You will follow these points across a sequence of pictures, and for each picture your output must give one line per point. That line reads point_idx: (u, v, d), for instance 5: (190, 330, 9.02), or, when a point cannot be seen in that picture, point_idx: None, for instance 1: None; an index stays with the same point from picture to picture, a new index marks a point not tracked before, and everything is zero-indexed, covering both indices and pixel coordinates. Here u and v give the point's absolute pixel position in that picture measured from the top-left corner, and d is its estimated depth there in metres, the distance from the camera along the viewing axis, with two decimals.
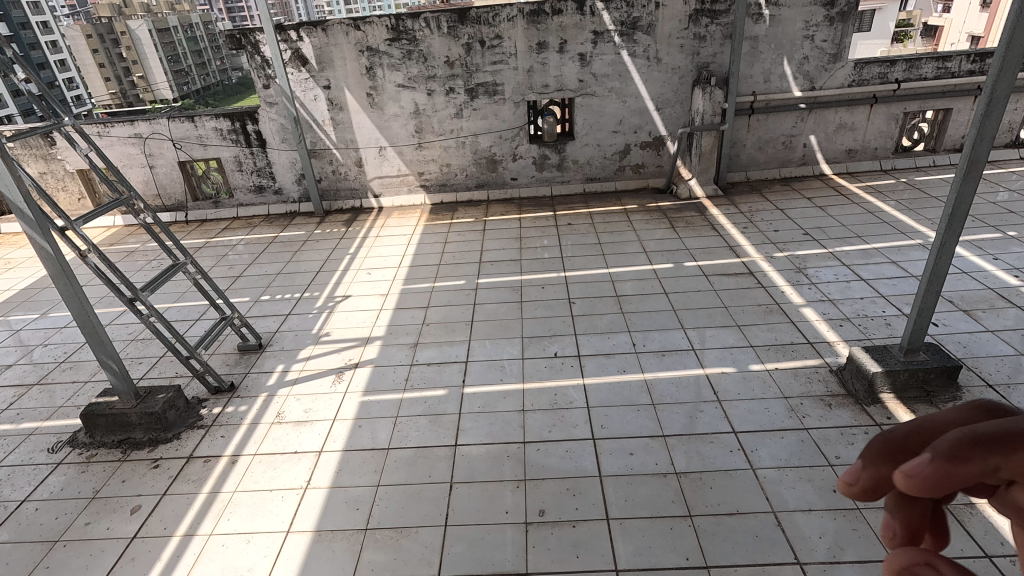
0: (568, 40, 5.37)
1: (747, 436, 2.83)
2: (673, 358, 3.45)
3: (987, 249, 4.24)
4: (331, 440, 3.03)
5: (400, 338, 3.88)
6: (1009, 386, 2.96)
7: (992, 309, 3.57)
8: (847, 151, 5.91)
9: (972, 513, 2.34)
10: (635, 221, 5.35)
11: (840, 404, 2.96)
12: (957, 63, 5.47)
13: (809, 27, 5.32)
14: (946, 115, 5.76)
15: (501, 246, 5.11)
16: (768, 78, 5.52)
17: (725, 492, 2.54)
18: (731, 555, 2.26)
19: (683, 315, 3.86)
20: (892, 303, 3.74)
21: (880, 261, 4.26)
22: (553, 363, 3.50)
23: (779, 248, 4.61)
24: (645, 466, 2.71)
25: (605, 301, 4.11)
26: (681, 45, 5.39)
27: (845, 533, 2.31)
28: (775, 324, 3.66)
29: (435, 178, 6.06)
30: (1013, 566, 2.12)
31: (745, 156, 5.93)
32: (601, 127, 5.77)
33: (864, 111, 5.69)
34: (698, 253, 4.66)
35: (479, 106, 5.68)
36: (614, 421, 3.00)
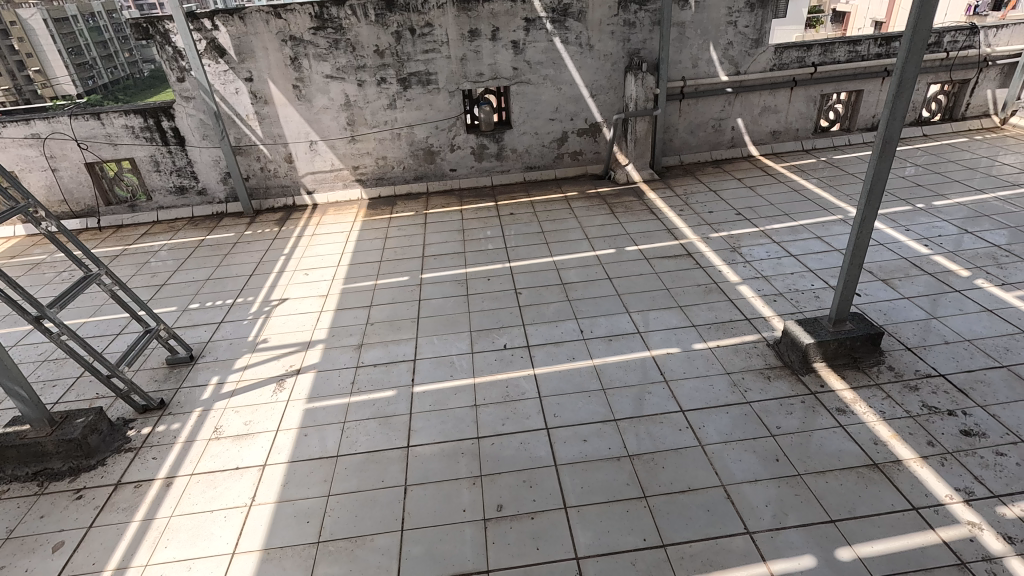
0: (500, 27, 5.30)
1: (694, 414, 2.91)
2: (620, 342, 3.50)
3: (900, 221, 4.55)
4: (275, 452, 2.89)
5: (344, 340, 3.74)
6: (924, 348, 3.19)
7: (907, 276, 3.84)
8: (772, 133, 6.18)
9: (899, 469, 2.51)
10: (577, 209, 5.39)
11: (778, 375, 3.11)
12: (866, 47, 5.79)
13: (732, 13, 5.49)
14: (858, 96, 6.11)
15: (444, 239, 5.03)
16: (696, 63, 5.67)
17: (677, 470, 2.61)
18: (685, 531, 2.33)
19: (627, 299, 3.92)
20: (819, 277, 3.95)
21: (807, 237, 4.49)
22: (503, 354, 3.49)
23: (714, 229, 4.76)
24: (599, 451, 2.74)
25: (551, 290, 4.13)
26: (612, 32, 5.43)
27: (789, 499, 2.42)
28: (715, 303, 3.78)
29: (372, 171, 5.88)
30: (937, 516, 2.29)
31: (678, 140, 6.08)
32: (538, 115, 5.76)
33: (785, 94, 5.95)
34: (638, 237, 4.76)
35: (413, 96, 5.53)
36: (566, 409, 3.02)
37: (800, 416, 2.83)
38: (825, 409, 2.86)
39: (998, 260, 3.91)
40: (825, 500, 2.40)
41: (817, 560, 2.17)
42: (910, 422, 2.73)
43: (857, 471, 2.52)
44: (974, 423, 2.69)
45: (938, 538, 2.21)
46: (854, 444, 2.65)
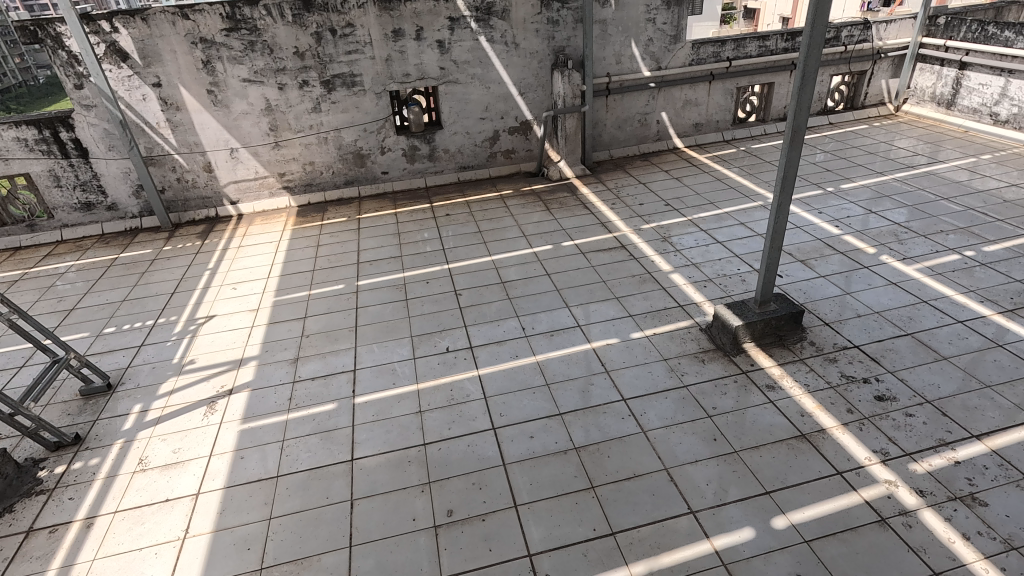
0: (424, 27, 5.24)
1: (636, 401, 2.99)
2: (561, 337, 3.54)
3: (813, 204, 4.86)
4: (209, 478, 2.74)
5: (278, 355, 3.59)
6: (841, 322, 3.42)
7: (822, 256, 4.10)
8: (694, 125, 6.44)
9: (824, 437, 2.68)
10: (512, 207, 5.42)
11: (711, 358, 3.25)
12: (774, 41, 6.13)
13: (650, 11, 5.67)
14: (770, 89, 6.46)
15: (379, 244, 4.92)
16: (619, 59, 5.82)
17: (622, 458, 2.67)
18: (633, 517, 2.39)
19: (566, 294, 3.98)
20: (744, 261, 4.15)
21: (731, 223, 4.71)
22: (446, 358, 3.45)
23: (645, 221, 4.91)
24: (546, 447, 2.77)
25: (491, 289, 4.12)
26: (536, 30, 5.48)
27: (728, 475, 2.53)
28: (649, 293, 3.90)
29: (299, 177, 5.67)
30: (859, 478, 2.47)
31: (607, 135, 6.22)
32: (468, 115, 5.73)
33: (704, 88, 6.21)
34: (573, 232, 4.84)
35: (338, 98, 5.37)
36: (512, 407, 3.03)
37: (734, 396, 2.97)
38: (756, 387, 3.01)
39: (900, 236, 4.25)
40: (760, 473, 2.53)
41: (756, 531, 2.29)
42: (832, 393, 2.92)
43: (787, 443, 2.67)
44: (887, 388, 2.91)
45: (861, 499, 2.38)
46: (783, 418, 2.80)
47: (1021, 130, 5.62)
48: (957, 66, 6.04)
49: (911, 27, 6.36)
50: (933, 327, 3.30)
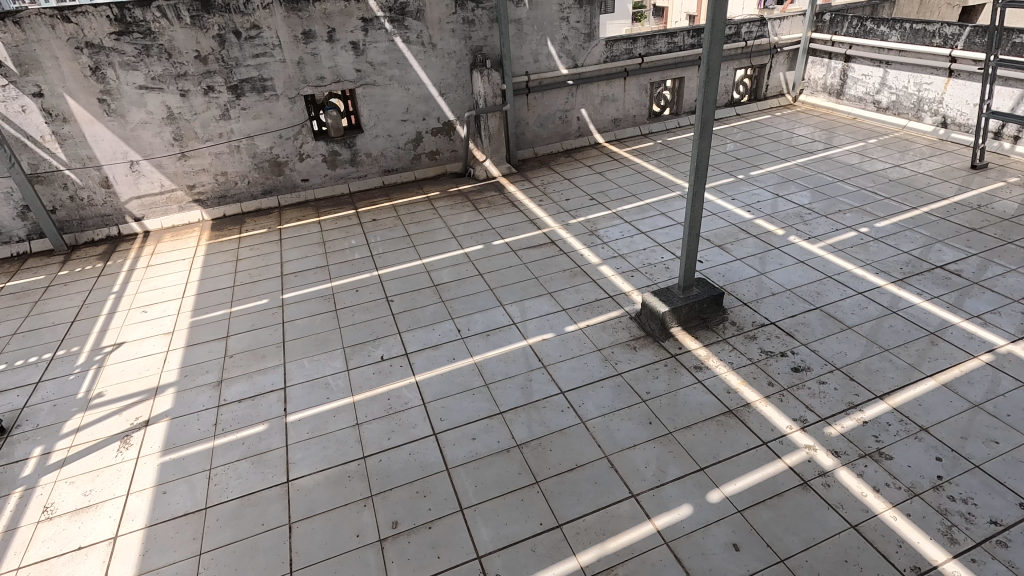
0: (335, 28, 5.07)
1: (574, 393, 3.04)
2: (497, 336, 3.55)
3: (727, 191, 5.14)
4: (127, 519, 2.53)
5: (199, 379, 3.37)
6: (758, 301, 3.64)
7: (737, 240, 4.34)
8: (613, 120, 6.63)
9: (749, 411, 2.84)
10: (441, 208, 5.37)
11: (643, 345, 3.36)
12: (682, 38, 6.40)
13: (563, 10, 5.78)
14: (681, 83, 6.76)
15: (303, 254, 4.72)
16: (537, 58, 5.90)
17: (564, 450, 2.71)
18: (578, 508, 2.43)
19: (500, 292, 3.99)
20: (667, 250, 4.32)
21: (653, 214, 4.89)
22: (381, 367, 3.37)
23: (572, 215, 5.01)
24: (489, 447, 2.76)
25: (423, 293, 4.06)
26: (452, 30, 5.45)
27: (665, 456, 2.63)
28: (581, 286, 3.98)
29: (211, 189, 5.34)
30: (783, 446, 2.63)
31: (530, 133, 6.29)
32: (388, 117, 5.61)
33: (619, 84, 6.41)
34: (503, 230, 4.86)
35: (248, 104, 5.10)
36: (452, 411, 3.00)
37: (665, 379, 3.08)
38: (685, 369, 3.15)
39: (804, 217, 4.56)
40: (694, 451, 2.64)
41: (693, 507, 2.39)
42: (753, 368, 3.10)
43: (717, 419, 2.80)
44: (801, 359, 3.13)
45: (785, 465, 2.53)
46: (711, 396, 2.94)
47: (900, 115, 6.18)
48: (843, 59, 6.58)
49: (802, 24, 6.86)
50: (838, 299, 3.57)
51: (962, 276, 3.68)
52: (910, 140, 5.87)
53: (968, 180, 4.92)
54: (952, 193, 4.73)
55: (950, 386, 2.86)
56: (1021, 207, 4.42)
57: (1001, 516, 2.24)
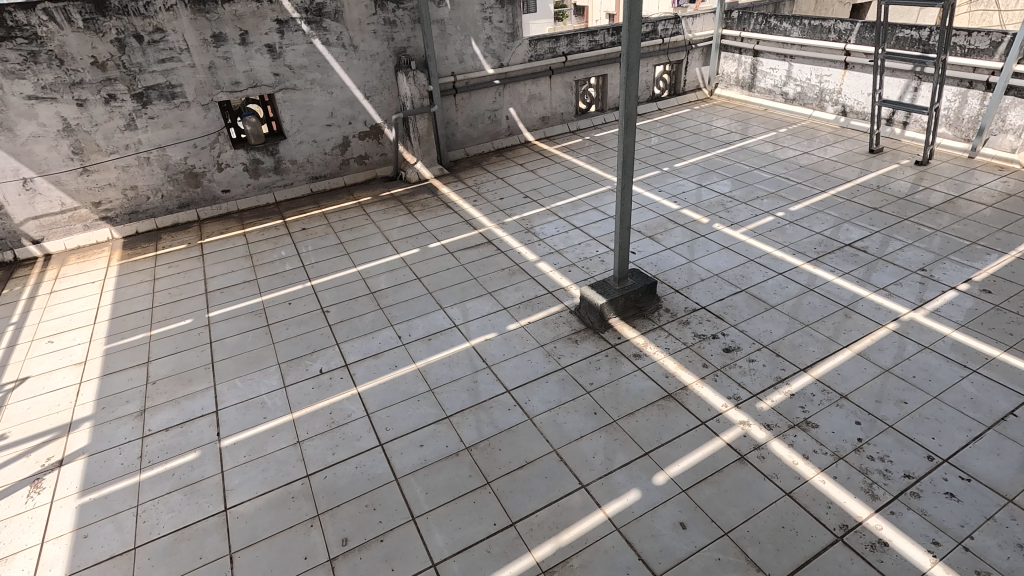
0: (248, 30, 4.84)
1: (519, 391, 3.06)
2: (440, 339, 3.51)
3: (654, 183, 5.32)
4: (44, 570, 2.31)
5: (119, 410, 3.13)
6: (689, 288, 3.79)
7: (667, 230, 4.51)
8: (541, 118, 6.71)
9: (688, 393, 2.95)
10: (373, 214, 5.25)
11: (584, 337, 3.42)
12: (602, 36, 6.56)
13: (485, 10, 5.78)
14: (604, 80, 6.93)
15: (229, 268, 4.49)
16: (462, 58, 5.87)
17: (513, 448, 2.72)
18: (530, 504, 2.44)
19: (439, 295, 3.95)
20: (601, 243, 4.42)
21: (586, 209, 4.99)
22: (320, 381, 3.25)
23: (508, 214, 5.03)
24: (437, 452, 2.73)
25: (360, 301, 3.96)
26: (374, 31, 5.33)
27: (611, 445, 2.69)
28: (520, 283, 4.01)
29: (121, 205, 4.97)
30: (720, 424, 2.75)
31: (460, 133, 6.26)
32: (312, 122, 5.42)
33: (545, 82, 6.50)
34: (439, 232, 4.81)
35: (157, 113, 4.78)
36: (398, 419, 2.94)
37: (607, 369, 3.16)
38: (625, 358, 3.23)
39: (726, 205, 4.80)
40: (638, 436, 2.72)
41: (641, 491, 2.46)
42: (689, 352, 3.23)
43: (657, 404, 2.90)
44: (731, 340, 3.29)
45: (723, 442, 2.66)
46: (652, 382, 3.04)
47: (805, 106, 6.62)
48: (751, 54, 6.97)
49: (713, 21, 7.20)
50: (761, 281, 3.78)
51: (867, 252, 3.99)
52: (816, 128, 6.29)
53: (868, 164, 5.33)
54: (854, 176, 5.11)
55: (864, 354, 3.09)
56: (913, 186, 4.85)
57: (913, 469, 2.45)
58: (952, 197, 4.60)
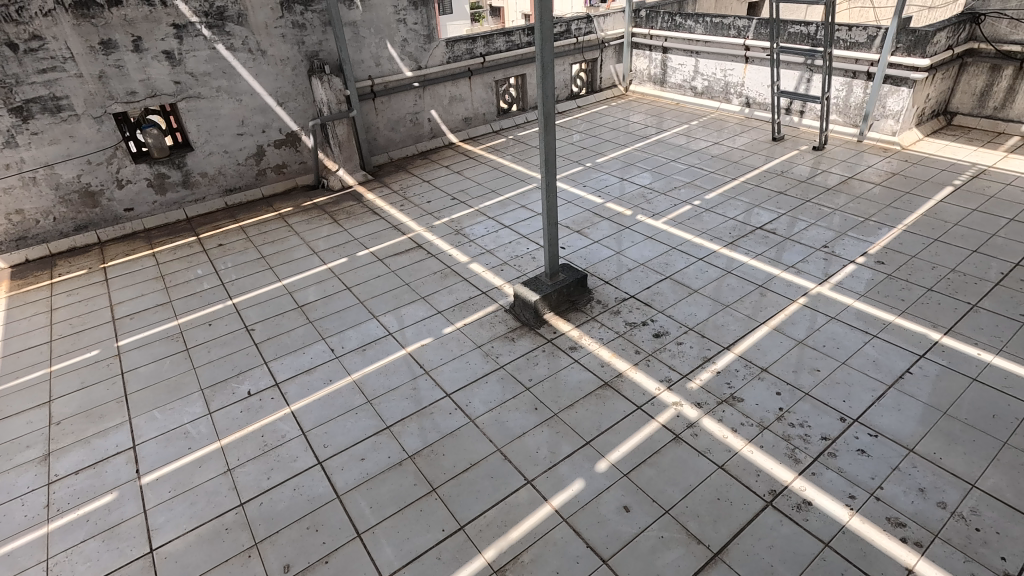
0: (142, 36, 4.52)
1: (459, 394, 3.04)
2: (374, 349, 3.43)
3: (578, 179, 5.45)
4: None
5: (18, 457, 2.83)
6: (617, 278, 3.91)
7: (593, 224, 4.63)
8: (464, 120, 6.70)
9: (623, 380, 3.04)
10: (296, 224, 5.04)
11: (520, 335, 3.45)
12: (518, 36, 6.63)
13: (399, 12, 5.69)
14: (523, 80, 7.01)
15: (139, 292, 4.17)
16: (378, 61, 5.76)
17: (457, 452, 2.70)
18: (477, 506, 2.44)
19: (371, 304, 3.85)
20: (531, 241, 4.48)
21: (514, 207, 5.04)
22: (249, 403, 3.09)
23: (436, 217, 4.98)
24: (379, 465, 2.66)
25: (287, 316, 3.79)
26: (282, 35, 5.12)
27: (554, 438, 2.73)
28: (453, 286, 3.98)
29: (6, 231, 4.51)
30: (655, 407, 2.86)
31: (382, 138, 6.14)
32: (221, 132, 5.13)
33: (465, 83, 6.49)
34: (367, 239, 4.70)
35: (41, 128, 4.37)
36: (336, 435, 2.84)
37: (545, 364, 3.20)
38: (562, 351, 3.29)
39: (647, 197, 4.99)
40: (579, 427, 2.78)
41: (585, 480, 2.51)
42: (622, 341, 3.33)
43: (595, 394, 2.97)
44: (660, 326, 3.42)
45: (659, 424, 2.76)
46: (588, 373, 3.11)
47: (713, 99, 6.99)
48: (661, 51, 7.29)
49: (623, 20, 7.45)
50: (683, 267, 3.96)
51: (776, 233, 4.28)
52: (724, 120, 6.67)
53: (772, 151, 5.71)
54: (761, 163, 5.46)
55: (780, 329, 3.31)
56: (812, 170, 5.24)
57: (829, 431, 2.64)
58: (846, 179, 5.01)
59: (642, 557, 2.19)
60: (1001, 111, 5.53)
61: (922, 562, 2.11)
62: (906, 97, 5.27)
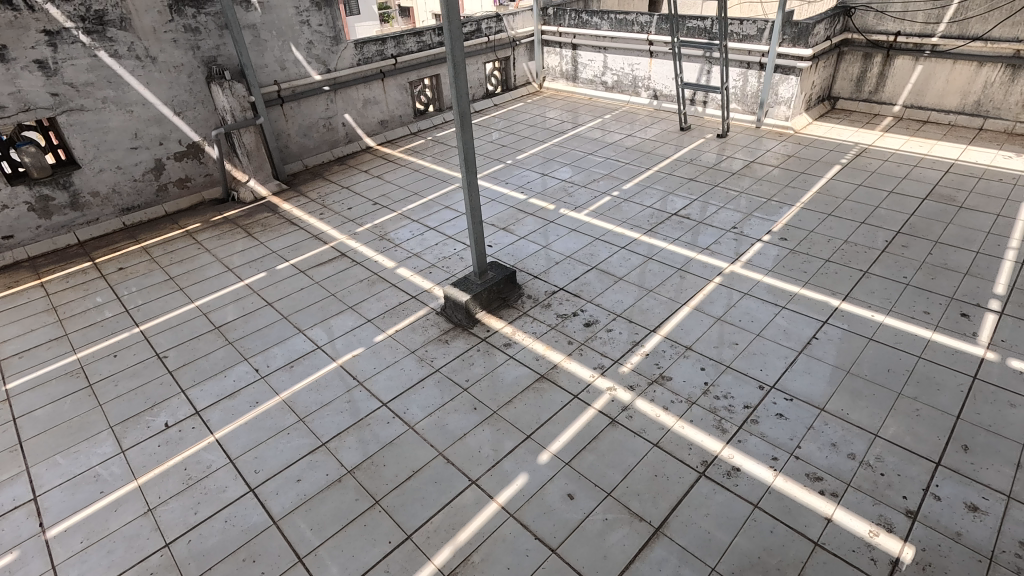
0: (7, 44, 4.07)
1: (396, 402, 2.97)
2: (303, 364, 3.29)
3: (500, 177, 5.48)
4: None
5: None
6: (546, 272, 3.97)
7: (518, 220, 4.67)
8: (380, 122, 6.56)
9: (558, 371, 3.10)
10: (206, 241, 4.74)
11: (453, 336, 3.43)
12: (429, 36, 6.56)
13: (301, 13, 5.47)
14: (438, 80, 6.95)
15: (28, 328, 3.77)
16: (283, 65, 5.51)
17: (398, 460, 2.64)
18: (423, 513, 2.40)
19: (296, 318, 3.69)
20: (458, 241, 4.46)
21: (438, 209, 4.99)
22: (168, 436, 2.87)
23: (358, 223, 4.85)
24: (317, 484, 2.56)
25: (204, 339, 3.56)
26: (174, 40, 4.78)
27: (495, 435, 2.74)
28: (381, 293, 3.89)
29: None
30: (591, 394, 2.93)
31: (294, 145, 5.90)
32: (111, 146, 4.72)
33: (378, 86, 6.34)
34: (286, 251, 4.50)
35: None
36: (268, 458, 2.71)
37: (480, 363, 3.20)
38: (496, 349, 3.30)
39: (569, 190, 5.10)
40: (519, 422, 2.80)
41: (529, 473, 2.54)
42: (554, 333, 3.39)
43: (532, 387, 3.00)
44: (590, 315, 3.51)
45: (595, 411, 2.83)
46: (524, 367, 3.14)
47: (623, 93, 7.24)
48: (570, 48, 7.47)
49: (531, 18, 7.56)
50: (608, 257, 4.08)
51: (691, 218, 4.50)
52: (635, 112, 6.93)
53: (681, 140, 6.00)
54: (672, 152, 5.72)
55: (700, 308, 3.49)
56: (718, 156, 5.55)
57: (750, 400, 2.82)
58: (748, 163, 5.35)
59: (589, 542, 2.24)
60: (875, 95, 6.12)
61: (839, 510, 2.29)
62: (795, 85, 5.70)
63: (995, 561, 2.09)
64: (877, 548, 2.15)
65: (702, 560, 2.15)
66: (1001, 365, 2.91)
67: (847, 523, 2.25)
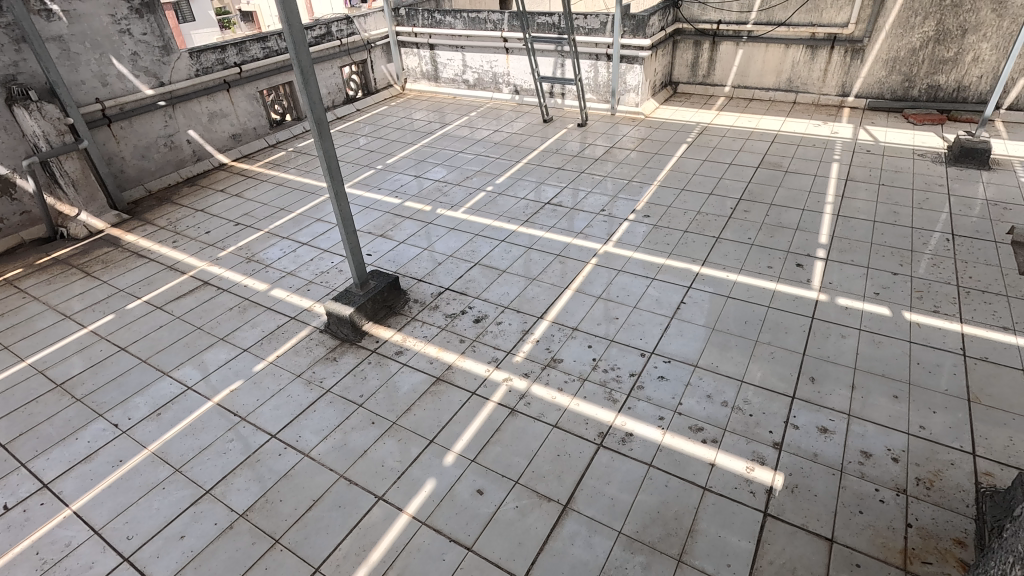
0: None
1: (286, 432, 2.79)
2: (172, 410, 2.96)
3: (372, 183, 5.33)
4: None
5: None
6: (430, 274, 3.93)
7: (396, 225, 4.57)
8: (231, 136, 6.09)
9: (454, 371, 3.09)
10: (33, 288, 4.10)
11: (341, 353, 3.28)
12: (275, 42, 6.18)
13: (119, 21, 4.87)
14: (292, 88, 6.58)
15: None
16: (105, 81, 4.90)
17: (295, 492, 2.48)
18: (329, 541, 2.28)
19: (157, 360, 3.32)
20: (334, 253, 4.27)
21: (308, 222, 4.74)
22: (10, 520, 2.46)
23: (220, 247, 4.46)
24: (205, 536, 2.33)
25: (43, 401, 3.08)
26: None
27: (397, 446, 2.66)
28: (256, 318, 3.62)
29: None
30: (489, 388, 2.96)
31: (132, 168, 5.28)
32: None
33: (224, 97, 5.86)
34: (136, 288, 4.02)
35: None
36: (142, 519, 2.41)
37: (374, 376, 3.09)
38: (388, 358, 3.22)
39: (443, 190, 5.09)
40: (420, 428, 2.75)
41: (436, 477, 2.51)
42: (445, 333, 3.37)
43: (429, 391, 2.96)
44: (479, 311, 3.54)
45: (495, 403, 2.86)
46: (419, 373, 3.09)
47: (485, 89, 7.34)
48: (428, 48, 7.43)
49: (384, 19, 7.39)
50: (489, 251, 4.13)
51: (563, 205, 4.69)
52: (500, 108, 7.07)
53: (545, 132, 6.21)
54: (539, 144, 5.91)
55: (581, 290, 3.65)
56: (581, 145, 5.83)
57: (635, 368, 3.02)
58: (609, 148, 5.68)
59: (504, 532, 2.27)
60: (708, 78, 6.78)
61: (720, 455, 2.53)
62: (640, 73, 6.14)
63: (845, 471, 2.42)
64: (754, 482, 2.40)
65: (609, 526, 2.27)
66: (832, 304, 3.37)
67: (728, 465, 2.48)
